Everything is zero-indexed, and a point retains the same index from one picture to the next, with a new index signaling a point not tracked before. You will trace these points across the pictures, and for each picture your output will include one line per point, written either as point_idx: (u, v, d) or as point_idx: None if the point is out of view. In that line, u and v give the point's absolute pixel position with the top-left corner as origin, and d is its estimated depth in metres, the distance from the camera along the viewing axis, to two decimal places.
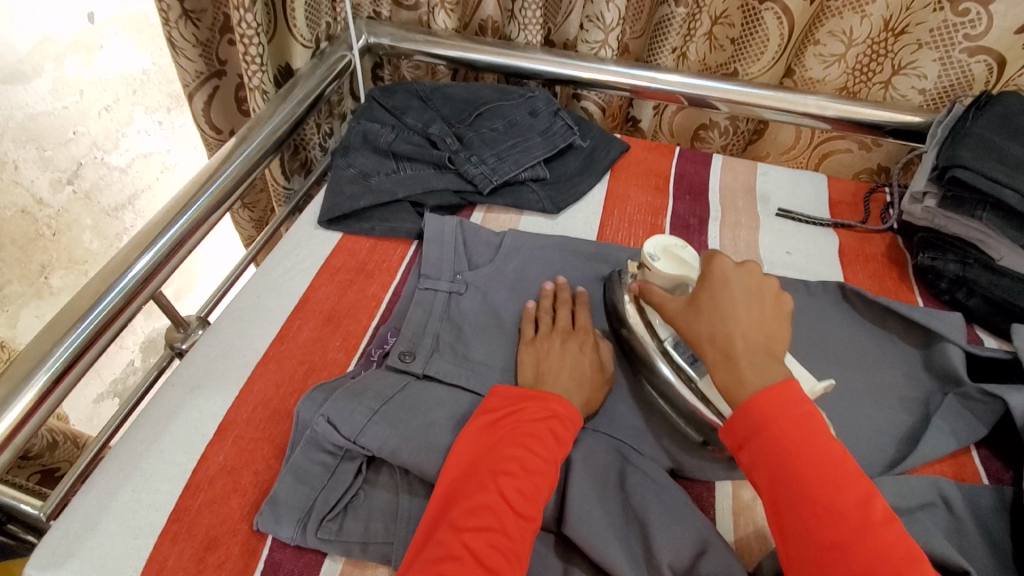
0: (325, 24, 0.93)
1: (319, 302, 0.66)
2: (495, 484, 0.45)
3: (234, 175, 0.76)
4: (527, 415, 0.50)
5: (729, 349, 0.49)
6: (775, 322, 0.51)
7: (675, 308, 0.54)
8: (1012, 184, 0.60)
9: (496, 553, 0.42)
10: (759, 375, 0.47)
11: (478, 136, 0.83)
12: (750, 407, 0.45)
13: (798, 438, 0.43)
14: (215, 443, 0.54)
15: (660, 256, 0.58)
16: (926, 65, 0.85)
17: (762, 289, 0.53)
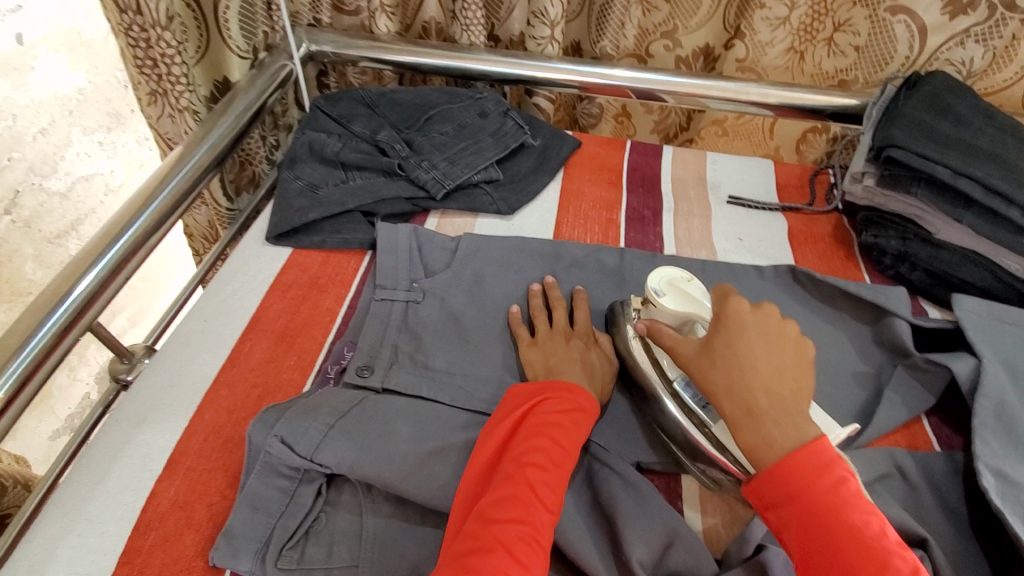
0: (262, 33, 0.90)
1: (270, 321, 0.64)
2: (521, 476, 0.45)
3: (173, 194, 0.73)
4: (549, 404, 0.50)
5: (751, 406, 0.46)
6: (797, 372, 0.49)
7: (689, 352, 0.51)
8: (943, 160, 0.63)
9: (527, 546, 0.42)
10: (784, 433, 0.45)
11: (428, 140, 0.81)
12: (778, 474, 0.43)
13: (830, 509, 0.41)
14: (165, 477, 0.52)
15: (666, 291, 0.54)
16: (859, 22, 0.88)
17: (781, 332, 0.51)
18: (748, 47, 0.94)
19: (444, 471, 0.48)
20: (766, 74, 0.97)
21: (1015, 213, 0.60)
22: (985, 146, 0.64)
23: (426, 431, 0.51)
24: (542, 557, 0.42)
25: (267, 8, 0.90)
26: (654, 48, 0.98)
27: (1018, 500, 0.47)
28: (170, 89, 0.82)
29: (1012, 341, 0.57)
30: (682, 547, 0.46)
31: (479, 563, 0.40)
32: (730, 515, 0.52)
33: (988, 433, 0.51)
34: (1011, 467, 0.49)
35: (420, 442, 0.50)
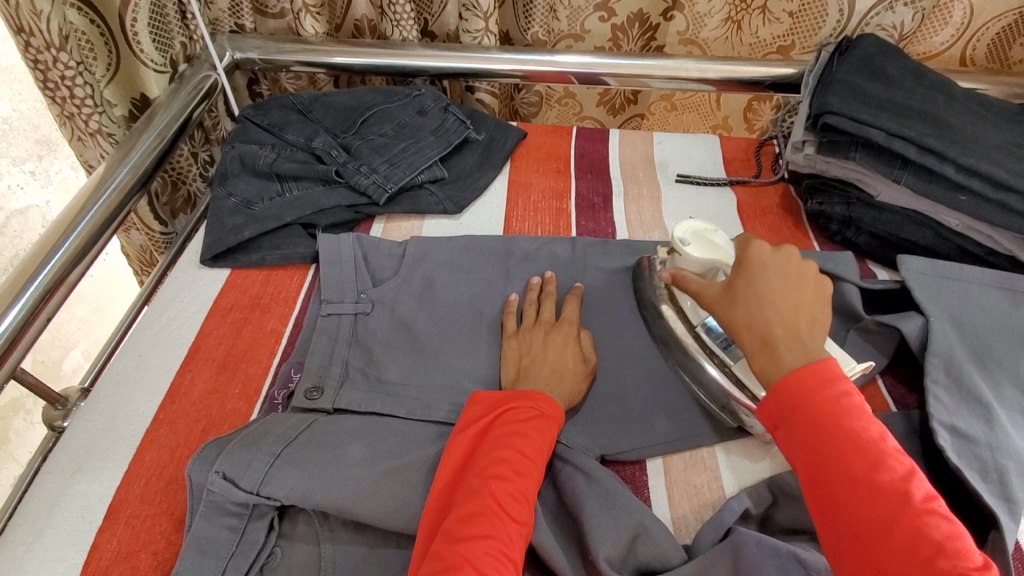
0: (178, 45, 0.86)
1: (211, 349, 0.61)
2: (487, 489, 0.44)
3: (94, 222, 0.68)
4: (511, 415, 0.49)
5: (767, 335, 0.47)
6: (816, 309, 0.49)
7: (712, 294, 0.52)
8: (877, 123, 0.63)
9: (496, 562, 0.40)
10: (800, 356, 0.45)
11: (366, 144, 0.78)
12: (784, 387, 0.44)
13: (833, 418, 0.42)
14: (106, 528, 0.49)
15: (691, 240, 0.56)
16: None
17: (802, 274, 0.50)
18: (687, 18, 0.96)
19: (400, 489, 0.46)
20: (708, 45, 0.98)
21: (949, 168, 0.61)
22: (917, 105, 0.65)
23: (380, 450, 0.49)
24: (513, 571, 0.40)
25: (181, 15, 0.85)
26: (588, 23, 0.96)
27: (974, 454, 0.48)
28: (76, 114, 0.77)
29: (958, 296, 0.58)
30: (649, 537, 0.46)
31: None
32: (698, 499, 0.52)
33: (941, 391, 0.51)
34: (965, 422, 0.50)
35: (373, 462, 0.47)
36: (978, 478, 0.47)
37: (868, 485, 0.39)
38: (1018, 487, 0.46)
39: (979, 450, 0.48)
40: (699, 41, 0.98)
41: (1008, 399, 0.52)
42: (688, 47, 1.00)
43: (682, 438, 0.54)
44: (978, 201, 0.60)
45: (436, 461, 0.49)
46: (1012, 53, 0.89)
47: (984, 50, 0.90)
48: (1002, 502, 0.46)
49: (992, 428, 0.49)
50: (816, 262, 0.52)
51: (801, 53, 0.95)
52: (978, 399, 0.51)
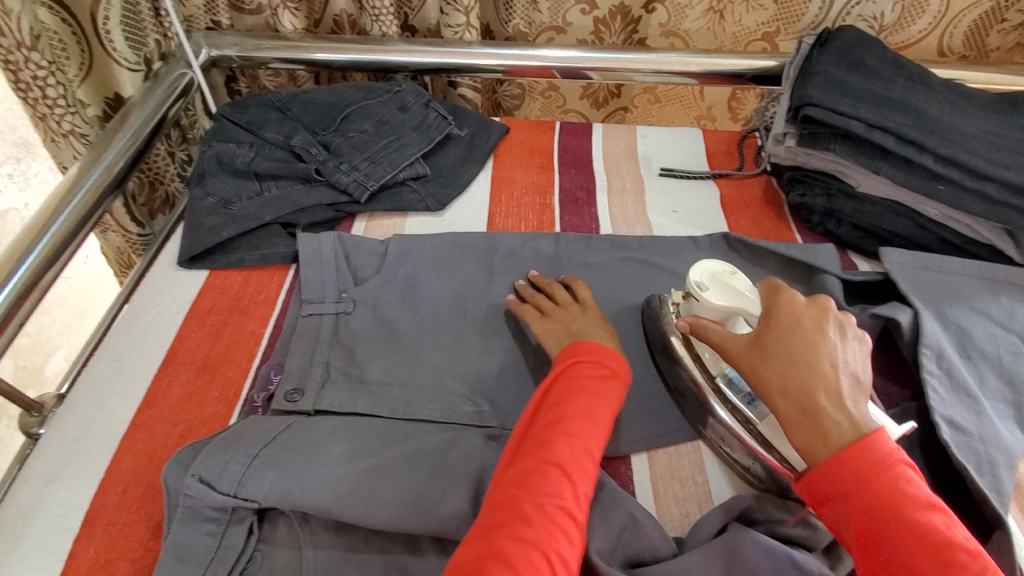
0: (152, 42, 0.84)
1: (189, 352, 0.60)
2: (551, 442, 0.45)
3: (67, 224, 0.66)
4: (580, 370, 0.50)
5: (808, 402, 0.43)
6: (853, 368, 0.46)
7: (738, 348, 0.48)
8: (857, 115, 0.63)
9: (567, 515, 0.41)
10: (849, 428, 0.42)
11: (346, 141, 0.77)
12: (835, 467, 0.41)
13: (890, 501, 0.39)
14: (83, 537, 0.48)
15: (710, 286, 0.52)
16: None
17: (837, 330, 0.47)
18: (668, 11, 0.94)
19: (382, 489, 0.45)
20: (690, 37, 0.98)
21: (927, 159, 0.61)
22: (896, 96, 0.65)
23: (362, 450, 0.48)
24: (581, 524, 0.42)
25: (154, 13, 0.84)
26: (570, 16, 0.95)
27: (969, 447, 0.48)
28: (48, 114, 0.76)
29: (939, 287, 0.59)
30: (635, 531, 0.45)
31: (516, 536, 0.40)
32: (682, 493, 0.52)
33: (936, 382, 0.51)
34: (953, 412, 0.50)
35: (354, 460, 0.47)
36: (974, 470, 0.47)
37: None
38: (1007, 478, 0.47)
39: (972, 442, 0.48)
40: (682, 33, 0.97)
41: (992, 388, 0.52)
42: (670, 39, 0.99)
43: (665, 432, 0.55)
44: (957, 190, 0.61)
45: (419, 460, 0.48)
46: (988, 41, 0.91)
47: (961, 38, 0.91)
48: (994, 493, 0.46)
49: (980, 421, 0.50)
50: (848, 314, 0.49)
51: (785, 41, 0.96)
52: (966, 390, 0.51)
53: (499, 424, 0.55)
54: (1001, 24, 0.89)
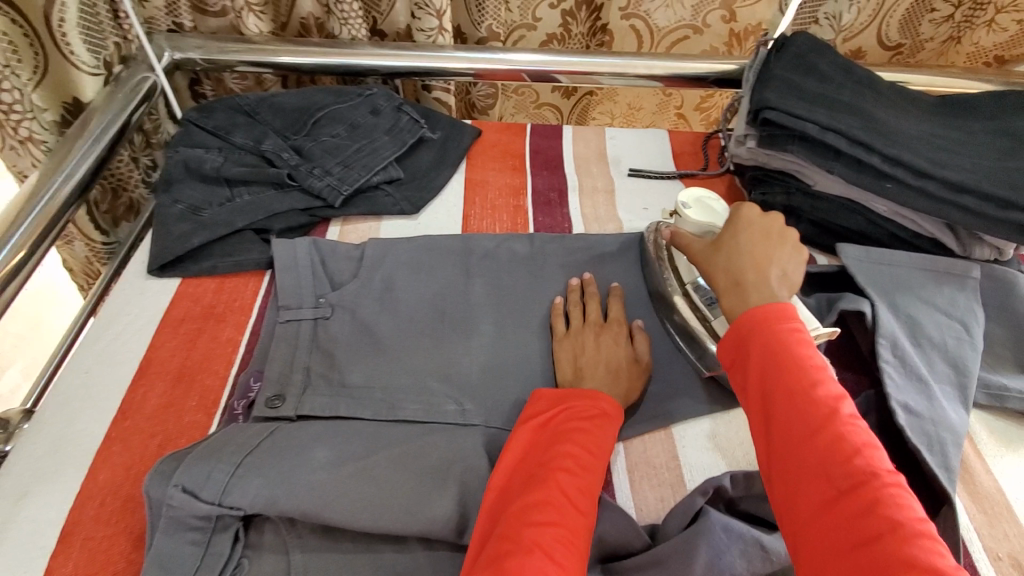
0: (112, 45, 0.82)
1: (163, 362, 0.59)
2: (553, 479, 0.45)
3: (27, 237, 0.64)
4: (570, 413, 0.51)
5: (740, 277, 0.52)
6: (787, 261, 0.54)
7: (699, 248, 0.58)
8: (811, 117, 0.67)
9: (565, 547, 0.41)
10: (767, 297, 0.50)
11: (318, 145, 0.77)
12: (744, 320, 0.48)
13: (783, 348, 0.45)
14: (60, 552, 0.47)
15: (692, 204, 0.65)
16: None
17: (782, 236, 0.55)
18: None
19: (367, 491, 0.46)
20: (650, 16, 1.00)
21: (876, 158, 0.65)
22: (846, 100, 0.69)
23: (344, 453, 0.49)
24: (579, 559, 0.41)
25: (113, 14, 0.81)
26: (539, 11, 0.98)
27: (922, 429, 0.52)
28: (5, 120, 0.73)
29: (890, 279, 0.62)
30: (610, 524, 0.47)
31: (516, 563, 0.39)
32: (657, 481, 0.54)
33: (892, 369, 0.55)
34: (910, 399, 0.53)
35: (338, 465, 0.47)
36: (926, 450, 0.51)
37: (806, 401, 0.42)
38: (954, 455, 0.51)
39: (924, 424, 0.52)
40: (642, 14, 0.99)
41: (939, 374, 0.57)
42: (631, 21, 1.01)
43: (639, 419, 0.57)
44: (903, 187, 0.65)
45: (402, 459, 0.49)
46: (921, 30, 0.97)
47: (896, 26, 0.97)
48: (943, 470, 0.50)
49: (931, 404, 0.54)
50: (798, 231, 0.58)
51: (743, 8, 0.98)
52: (918, 376, 0.55)
53: (480, 423, 0.56)
54: (931, 14, 0.94)
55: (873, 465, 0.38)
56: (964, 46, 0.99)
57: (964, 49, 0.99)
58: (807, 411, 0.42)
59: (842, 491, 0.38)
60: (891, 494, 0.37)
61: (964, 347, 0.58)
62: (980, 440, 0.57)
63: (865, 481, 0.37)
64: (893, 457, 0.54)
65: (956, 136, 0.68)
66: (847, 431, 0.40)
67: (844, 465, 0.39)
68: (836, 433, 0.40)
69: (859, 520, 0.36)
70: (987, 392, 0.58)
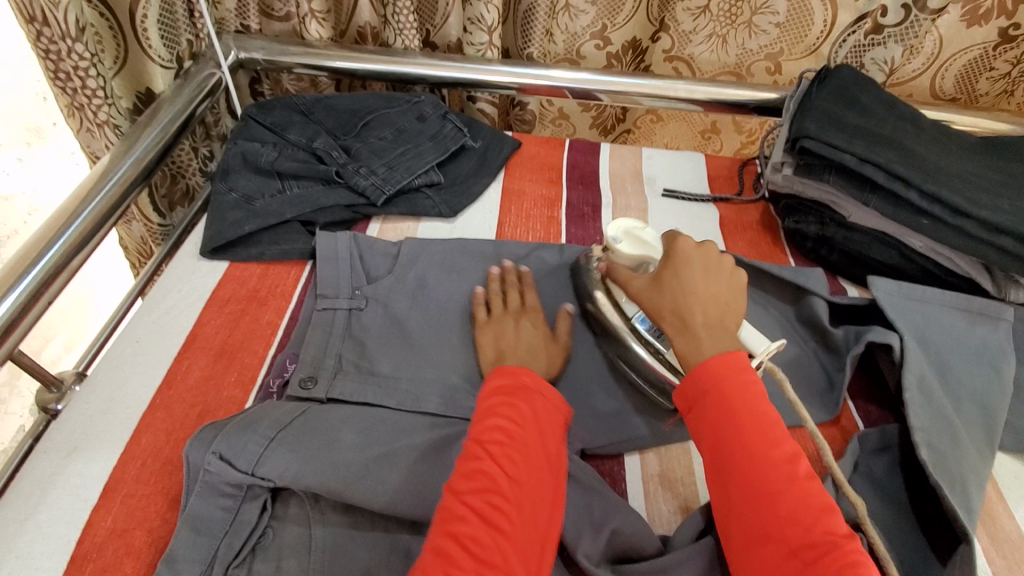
0: (185, 42, 0.87)
1: (208, 338, 0.63)
2: (485, 452, 0.46)
3: (96, 213, 0.69)
4: (501, 387, 0.52)
5: (687, 321, 0.53)
6: (731, 297, 0.55)
7: (641, 286, 0.58)
8: (851, 150, 0.67)
9: (500, 514, 0.43)
10: (716, 344, 0.51)
11: (366, 146, 0.81)
12: (699, 373, 0.48)
13: (744, 405, 0.46)
14: (101, 506, 0.50)
15: (623, 238, 0.62)
16: (777, 3, 0.91)
17: (719, 265, 0.57)
18: (673, 38, 1.00)
19: (389, 475, 0.48)
20: (694, 59, 1.01)
21: (914, 194, 0.65)
22: (887, 134, 0.69)
23: (370, 437, 0.51)
24: (514, 524, 0.43)
25: (189, 14, 0.86)
26: (585, 49, 1.00)
27: (944, 468, 0.51)
28: (86, 105, 0.77)
29: (922, 316, 0.62)
30: (626, 523, 0.48)
31: (455, 535, 0.42)
32: (671, 492, 0.55)
33: (918, 406, 0.55)
34: (935, 437, 0.53)
35: (364, 447, 0.50)
36: (948, 489, 0.50)
37: (764, 462, 0.44)
38: (974, 497, 0.50)
39: (946, 464, 0.51)
40: (685, 57, 1.02)
41: (965, 414, 0.56)
42: (674, 64, 1.04)
43: (658, 430, 0.58)
44: (939, 225, 0.65)
45: (424, 448, 0.51)
46: (977, 86, 0.97)
47: (952, 81, 0.97)
48: (964, 511, 0.49)
49: (954, 444, 0.53)
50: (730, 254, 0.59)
51: (789, 61, 0.99)
52: (945, 415, 0.55)
53: None
54: (989, 72, 0.95)
55: (835, 528, 0.40)
56: (1016, 98, 0.98)
57: (1017, 99, 0.98)
58: (767, 474, 0.43)
59: (804, 564, 0.39)
60: (853, 555, 0.39)
61: (992, 390, 0.57)
62: (1005, 485, 0.56)
63: (829, 547, 0.39)
64: (913, 492, 0.54)
65: (998, 179, 0.68)
66: (807, 493, 0.42)
67: (806, 532, 0.40)
68: (793, 499, 0.42)
69: None
70: (1014, 438, 0.57)
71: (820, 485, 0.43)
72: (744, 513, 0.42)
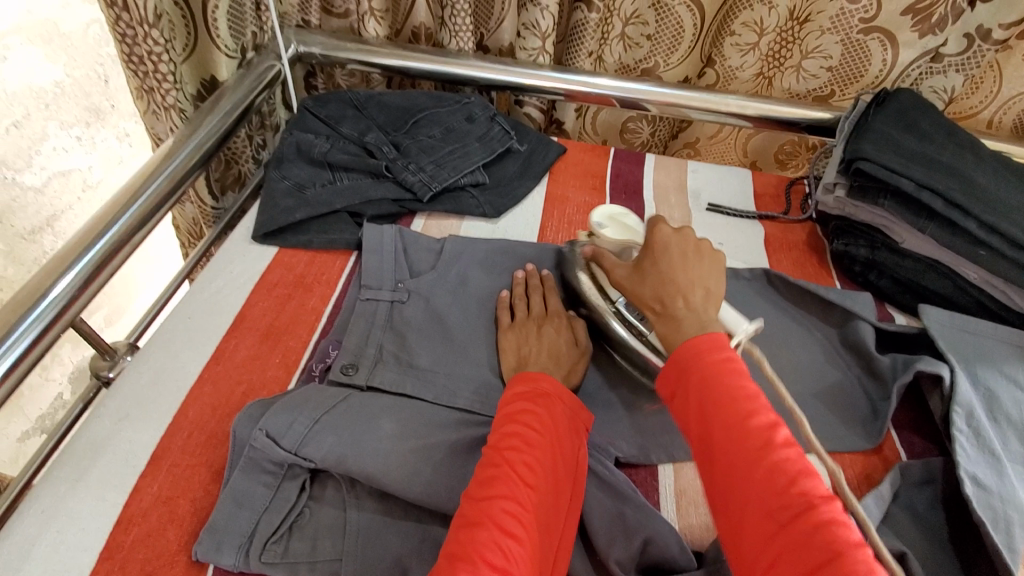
0: (249, 33, 0.90)
1: (255, 319, 0.65)
2: (503, 459, 0.46)
3: (159, 192, 0.72)
4: (520, 397, 0.52)
5: (668, 308, 0.53)
6: (712, 280, 0.55)
7: (622, 275, 0.59)
8: (908, 173, 0.66)
9: (516, 520, 0.43)
10: (698, 327, 0.50)
11: (415, 143, 0.82)
12: (679, 355, 0.49)
13: (720, 381, 0.45)
14: (148, 473, 0.52)
15: (606, 224, 0.69)
16: (830, 48, 0.90)
17: (697, 251, 0.57)
18: (718, 73, 0.98)
19: (424, 468, 0.49)
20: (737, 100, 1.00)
21: (972, 224, 0.64)
22: (947, 160, 0.68)
23: (409, 428, 0.52)
24: (528, 530, 0.43)
25: (256, 9, 0.90)
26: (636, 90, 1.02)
27: (987, 504, 0.49)
28: (156, 88, 0.81)
29: (973, 349, 0.60)
30: (658, 533, 0.48)
31: (471, 537, 0.41)
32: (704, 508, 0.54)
33: (964, 440, 0.53)
34: (982, 473, 0.51)
35: (402, 437, 0.51)
36: (991, 526, 0.48)
37: (740, 432, 0.43)
38: (1021, 537, 0.48)
39: (990, 499, 0.50)
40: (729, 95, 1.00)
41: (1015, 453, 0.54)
42: None
43: None
44: (996, 256, 0.63)
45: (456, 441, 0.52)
46: None
47: (1015, 116, 0.92)
48: (1008, 551, 0.47)
49: (1002, 481, 0.51)
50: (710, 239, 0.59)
51: (840, 101, 0.97)
52: (991, 450, 0.53)
53: None
54: None
55: (811, 490, 0.39)
56: None
57: None
58: (746, 446, 0.42)
59: (782, 527, 0.38)
60: (829, 518, 0.37)
61: None
62: None
63: (802, 511, 0.38)
64: (957, 530, 0.52)
65: None
66: (781, 459, 0.41)
67: (782, 496, 0.39)
68: (770, 466, 0.41)
69: (802, 549, 0.37)
70: None
71: (800, 451, 0.42)
72: (722, 489, 0.42)
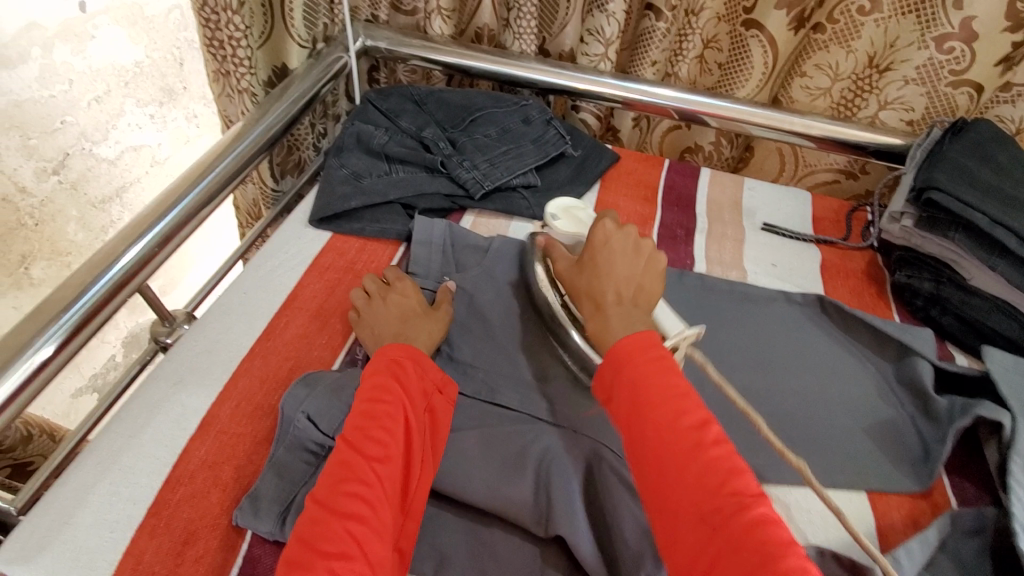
0: (322, 25, 0.93)
1: (306, 300, 0.67)
2: (346, 442, 0.48)
3: (227, 170, 0.76)
4: (371, 374, 0.52)
5: (600, 301, 0.55)
6: (652, 279, 0.57)
7: (563, 266, 0.60)
8: (981, 208, 0.63)
9: (361, 503, 0.44)
10: (623, 324, 0.52)
11: (471, 141, 0.84)
12: (614, 357, 0.48)
13: (655, 389, 0.45)
14: (198, 436, 0.54)
15: (560, 216, 0.74)
16: (913, 100, 0.87)
17: (637, 248, 0.58)
18: None
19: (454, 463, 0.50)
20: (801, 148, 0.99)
21: None
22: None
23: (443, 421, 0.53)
24: (377, 508, 0.44)
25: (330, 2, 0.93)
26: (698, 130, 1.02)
27: None
28: (233, 72, 0.85)
29: None
30: None
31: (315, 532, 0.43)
32: None
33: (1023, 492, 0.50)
34: None
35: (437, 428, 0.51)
36: None
37: (677, 440, 0.43)
38: None
39: None
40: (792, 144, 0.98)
41: None
42: (779, 146, 1.01)
43: None
44: None
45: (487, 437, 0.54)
46: None
47: None
48: None
49: None
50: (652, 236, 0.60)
51: None
52: None
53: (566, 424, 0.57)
54: None
55: (743, 491, 0.40)
56: None
57: None
58: (688, 450, 0.42)
59: (721, 519, 0.39)
60: (764, 516, 0.39)
61: None
62: None
63: (734, 510, 0.39)
64: None
65: None
66: (714, 458, 0.42)
67: (714, 497, 0.40)
68: (709, 467, 0.41)
69: (740, 540, 0.38)
70: None
71: (728, 447, 0.43)
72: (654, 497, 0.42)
